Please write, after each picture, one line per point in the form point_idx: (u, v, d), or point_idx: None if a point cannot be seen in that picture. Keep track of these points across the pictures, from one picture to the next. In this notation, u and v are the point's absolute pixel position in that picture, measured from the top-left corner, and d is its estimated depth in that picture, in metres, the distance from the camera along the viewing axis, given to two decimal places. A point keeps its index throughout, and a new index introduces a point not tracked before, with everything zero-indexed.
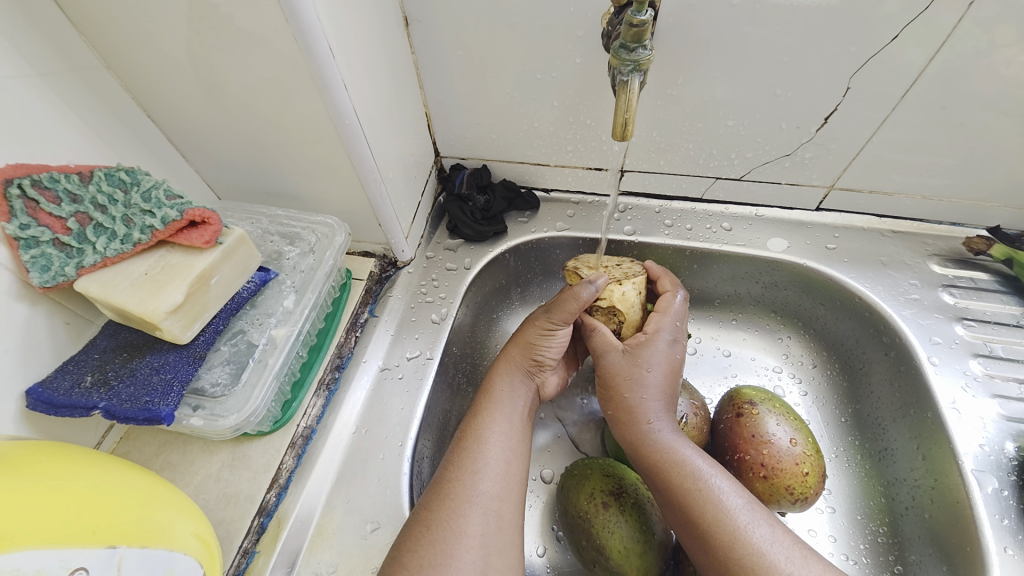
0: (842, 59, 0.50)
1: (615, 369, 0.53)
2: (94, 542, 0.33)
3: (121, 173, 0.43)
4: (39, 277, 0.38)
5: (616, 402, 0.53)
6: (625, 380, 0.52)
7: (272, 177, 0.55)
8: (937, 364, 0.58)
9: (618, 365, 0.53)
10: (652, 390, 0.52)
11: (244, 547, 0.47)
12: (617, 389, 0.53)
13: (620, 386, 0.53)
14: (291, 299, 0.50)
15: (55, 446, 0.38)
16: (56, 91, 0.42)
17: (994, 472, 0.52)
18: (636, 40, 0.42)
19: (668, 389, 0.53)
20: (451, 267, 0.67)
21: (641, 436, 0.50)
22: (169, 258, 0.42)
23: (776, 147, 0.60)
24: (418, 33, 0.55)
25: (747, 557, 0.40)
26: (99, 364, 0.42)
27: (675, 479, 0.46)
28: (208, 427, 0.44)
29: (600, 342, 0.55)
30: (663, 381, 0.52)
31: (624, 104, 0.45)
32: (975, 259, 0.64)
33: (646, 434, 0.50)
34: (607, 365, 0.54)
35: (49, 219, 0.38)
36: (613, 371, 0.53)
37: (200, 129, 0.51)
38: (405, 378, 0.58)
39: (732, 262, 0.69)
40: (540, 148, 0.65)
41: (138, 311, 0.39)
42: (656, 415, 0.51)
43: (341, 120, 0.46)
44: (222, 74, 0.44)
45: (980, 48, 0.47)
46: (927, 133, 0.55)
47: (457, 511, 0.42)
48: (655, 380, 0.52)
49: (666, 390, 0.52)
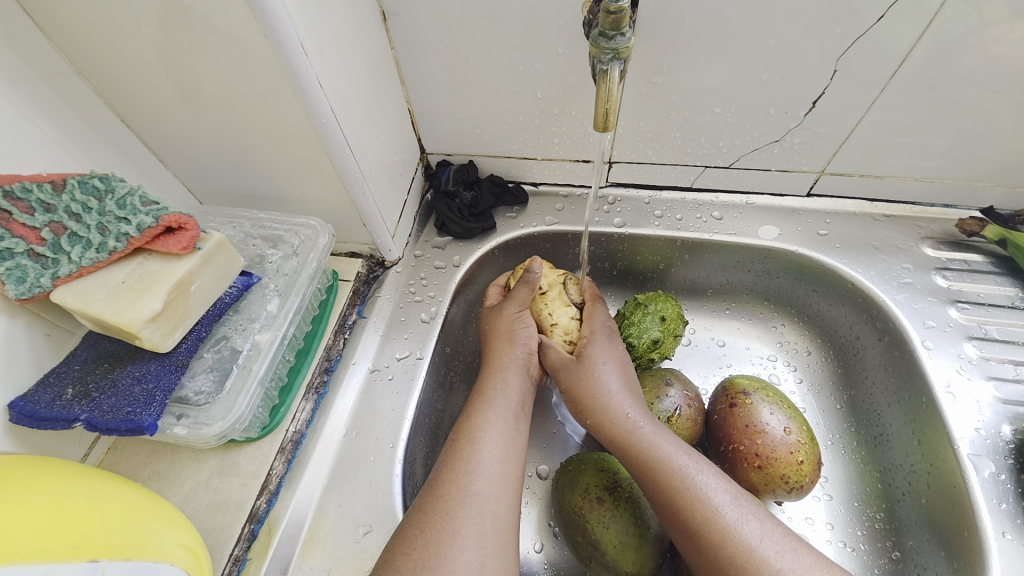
0: (829, 41, 0.49)
1: (573, 377, 0.54)
2: (75, 555, 0.32)
3: (95, 180, 0.42)
4: (15, 289, 0.37)
5: (588, 408, 0.52)
6: (589, 380, 0.53)
7: (253, 180, 0.55)
8: (932, 348, 0.58)
9: (575, 373, 0.54)
10: (613, 387, 0.52)
11: (234, 555, 0.46)
12: (585, 393, 0.53)
13: (586, 391, 0.53)
14: (274, 303, 0.49)
15: (36, 461, 0.37)
16: (25, 97, 0.41)
17: (990, 456, 0.52)
18: (615, 28, 0.41)
19: (628, 382, 0.53)
20: (440, 265, 0.66)
21: (625, 432, 0.49)
22: (147, 265, 0.41)
23: (766, 132, 0.59)
24: (397, 28, 0.54)
25: (737, 555, 0.40)
26: (81, 375, 0.42)
27: (663, 475, 0.45)
28: (193, 436, 0.44)
29: (556, 356, 0.56)
30: (622, 373, 0.53)
31: (605, 94, 0.44)
32: (968, 241, 0.64)
33: (629, 429, 0.49)
34: (567, 376, 0.54)
35: (23, 229, 0.38)
36: (574, 379, 0.54)
37: (178, 133, 0.50)
38: (396, 378, 0.58)
39: (724, 251, 0.68)
40: (527, 142, 0.64)
41: (115, 321, 0.39)
42: (628, 408, 0.51)
43: (318, 120, 0.46)
44: (194, 76, 0.43)
45: (968, 27, 0.46)
46: (918, 114, 0.54)
47: (452, 513, 0.42)
48: (611, 375, 0.53)
49: (626, 386, 0.53)
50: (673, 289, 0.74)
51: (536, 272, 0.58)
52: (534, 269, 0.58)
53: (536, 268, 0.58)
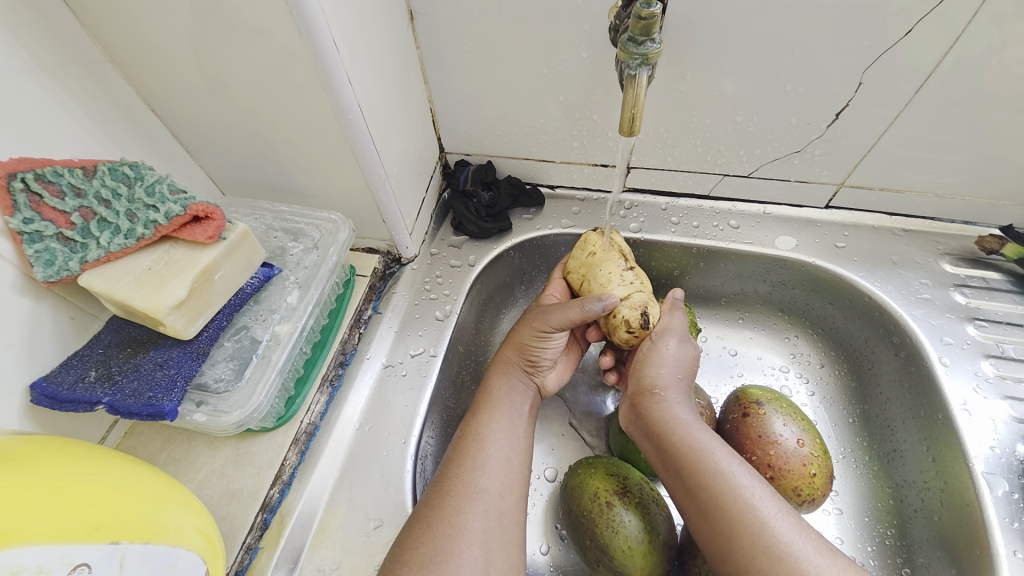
0: (854, 54, 0.49)
1: (677, 350, 0.54)
2: (95, 537, 0.33)
3: (125, 167, 0.43)
4: (44, 271, 0.38)
5: (659, 381, 0.52)
6: (682, 361, 0.54)
7: (276, 173, 0.55)
8: (949, 365, 0.58)
9: (681, 348, 0.55)
10: (687, 375, 0.54)
11: (247, 543, 0.47)
12: (674, 366, 0.53)
13: (672, 365, 0.53)
14: (294, 295, 0.50)
15: (58, 441, 0.38)
16: (59, 84, 0.42)
17: (1004, 475, 0.52)
18: (645, 33, 0.41)
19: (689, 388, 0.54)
20: (456, 264, 0.67)
21: (678, 416, 0.49)
22: (173, 253, 0.42)
23: (786, 143, 0.59)
24: (423, 28, 0.54)
25: (775, 546, 0.40)
26: (104, 358, 0.42)
27: (705, 460, 0.45)
28: (212, 423, 0.44)
29: (676, 322, 0.56)
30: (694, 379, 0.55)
31: (632, 100, 0.44)
32: (987, 259, 0.63)
33: (676, 417, 0.49)
34: (676, 347, 0.55)
35: (53, 213, 0.38)
36: (675, 350, 0.54)
37: (205, 124, 0.51)
38: (409, 375, 0.58)
39: (740, 260, 0.68)
40: (546, 145, 0.65)
41: (142, 305, 0.39)
42: (687, 401, 0.52)
43: (345, 116, 0.46)
44: (225, 68, 0.44)
45: (995, 45, 0.46)
46: (940, 130, 0.54)
47: (458, 508, 0.42)
48: (691, 373, 0.54)
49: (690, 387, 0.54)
50: (686, 296, 0.74)
51: (603, 307, 0.53)
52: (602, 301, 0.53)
53: (605, 302, 0.53)
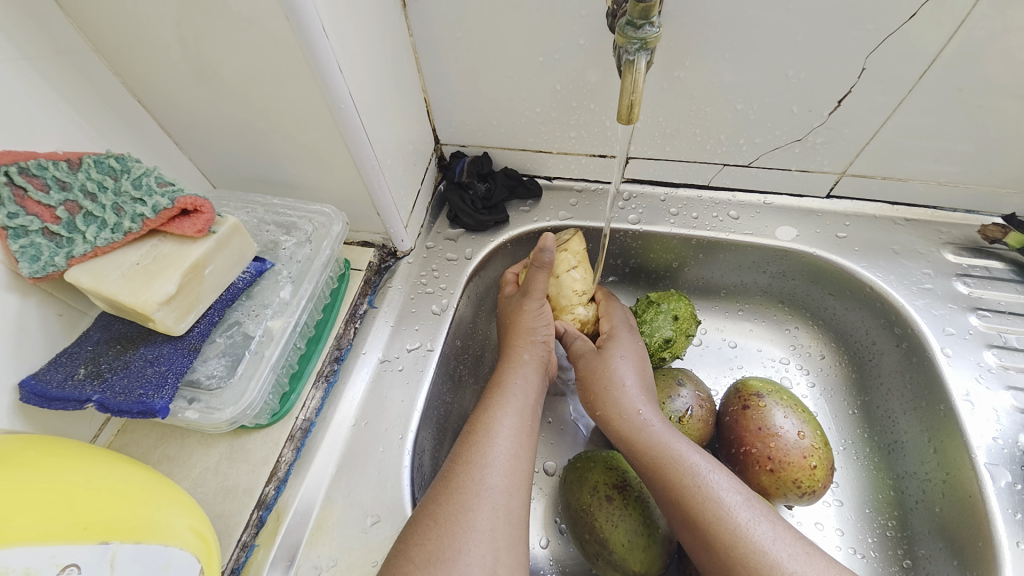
0: (858, 39, 0.48)
1: (591, 365, 0.55)
2: (85, 537, 0.32)
3: (111, 160, 0.42)
4: (29, 267, 0.37)
5: (601, 400, 0.53)
6: (608, 372, 0.53)
7: (268, 165, 0.54)
8: (951, 356, 0.57)
9: (593, 361, 0.55)
10: (630, 378, 0.53)
11: (243, 541, 0.46)
12: (599, 384, 0.53)
13: (603, 381, 0.53)
14: (287, 290, 0.49)
15: (47, 440, 0.37)
16: (43, 74, 0.41)
17: (1007, 466, 0.51)
18: (644, 17, 0.40)
19: (643, 380, 0.53)
20: (452, 257, 0.66)
21: (639, 429, 0.49)
22: (161, 247, 0.41)
23: (788, 131, 0.58)
24: (416, 15, 0.53)
25: (750, 554, 0.39)
26: (93, 356, 0.41)
27: (673, 474, 0.45)
28: (204, 420, 0.43)
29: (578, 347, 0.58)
30: (640, 370, 0.54)
31: (630, 85, 0.43)
32: (989, 248, 0.62)
33: (639, 426, 0.49)
34: (586, 364, 0.55)
35: (37, 207, 0.37)
36: (592, 367, 0.55)
37: (194, 115, 0.50)
38: (405, 370, 0.57)
39: (740, 251, 0.67)
40: (543, 135, 0.64)
41: (130, 302, 0.38)
42: (641, 405, 0.51)
43: (336, 105, 0.45)
44: (213, 57, 0.43)
45: (999, 31, 0.45)
46: (943, 119, 0.53)
47: (468, 505, 0.41)
48: (628, 370, 0.53)
49: (642, 384, 0.53)
50: (685, 288, 0.74)
51: (548, 252, 0.54)
52: (545, 248, 0.54)
53: (548, 248, 0.54)
